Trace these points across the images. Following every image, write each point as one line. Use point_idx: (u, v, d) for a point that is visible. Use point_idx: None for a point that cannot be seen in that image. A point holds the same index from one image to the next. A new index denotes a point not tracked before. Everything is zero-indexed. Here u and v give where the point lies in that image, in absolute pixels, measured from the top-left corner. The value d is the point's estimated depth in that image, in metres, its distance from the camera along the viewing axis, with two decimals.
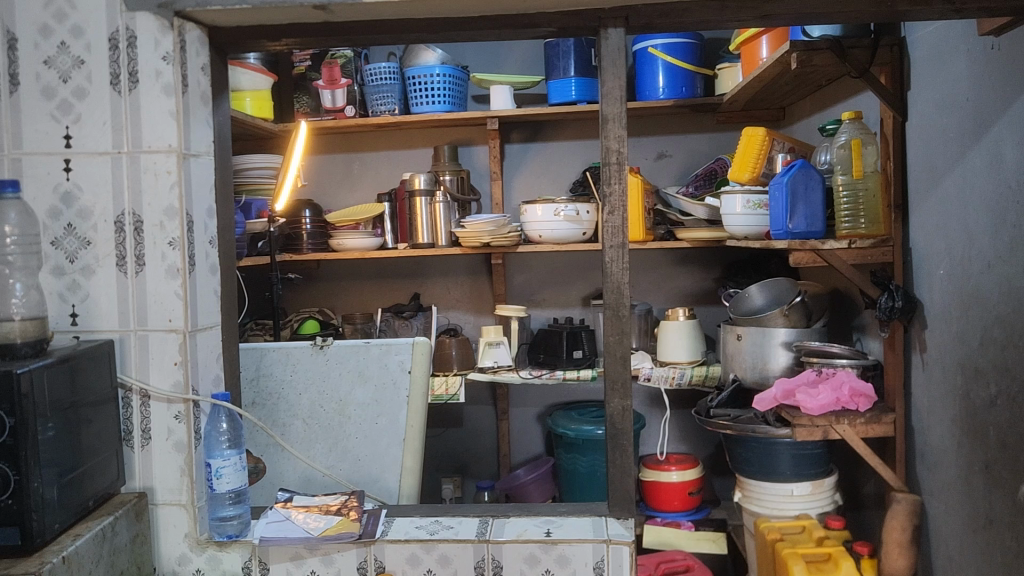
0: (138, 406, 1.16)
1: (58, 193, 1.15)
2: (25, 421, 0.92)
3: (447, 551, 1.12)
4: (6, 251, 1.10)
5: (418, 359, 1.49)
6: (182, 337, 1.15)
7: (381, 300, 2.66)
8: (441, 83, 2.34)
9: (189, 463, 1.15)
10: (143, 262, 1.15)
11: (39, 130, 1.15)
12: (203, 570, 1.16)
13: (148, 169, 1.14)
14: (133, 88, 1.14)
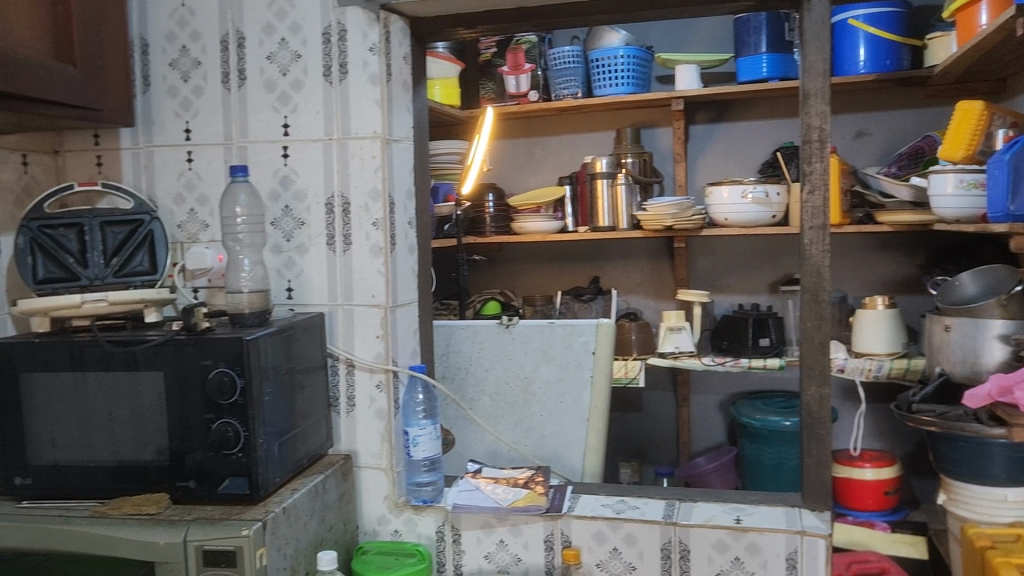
0: (345, 374, 1.25)
1: (277, 177, 1.26)
2: (252, 382, 1.02)
3: (633, 531, 1.12)
4: (236, 231, 1.24)
5: (603, 341, 1.48)
6: (384, 312, 1.22)
7: (563, 283, 2.69)
8: (626, 65, 2.32)
9: (388, 430, 1.23)
10: (350, 241, 1.23)
11: (261, 120, 1.26)
12: (401, 531, 1.23)
13: (356, 154, 1.22)
14: (343, 78, 1.22)
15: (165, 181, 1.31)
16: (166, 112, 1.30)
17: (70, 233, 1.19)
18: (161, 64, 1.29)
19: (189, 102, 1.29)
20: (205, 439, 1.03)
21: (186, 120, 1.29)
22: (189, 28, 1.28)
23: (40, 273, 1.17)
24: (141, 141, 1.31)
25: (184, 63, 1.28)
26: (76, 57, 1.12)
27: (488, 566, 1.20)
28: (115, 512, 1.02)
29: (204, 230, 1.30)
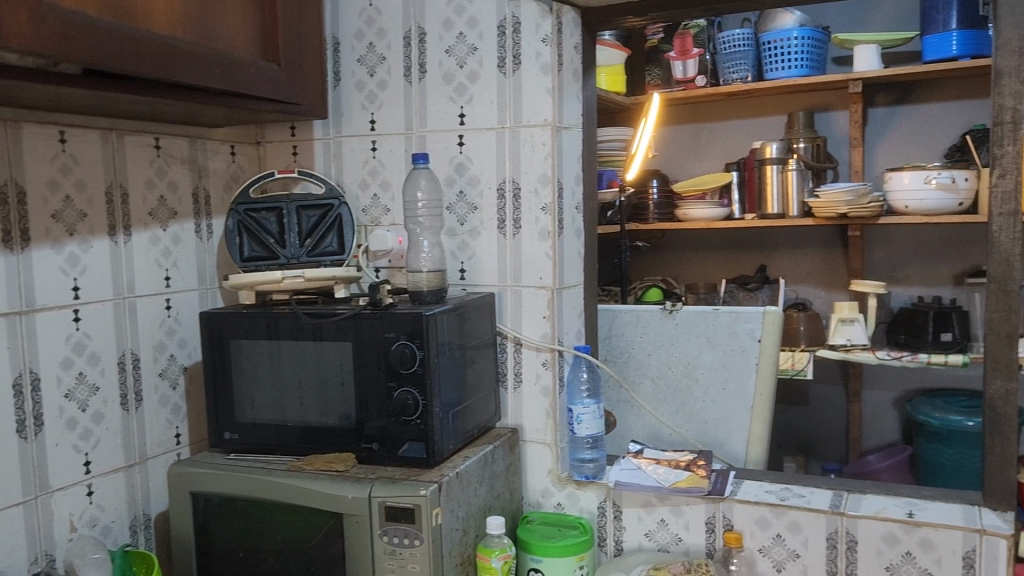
0: (513, 351, 1.30)
1: (453, 164, 1.33)
2: (431, 353, 1.10)
3: (798, 518, 1.12)
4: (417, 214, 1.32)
5: (769, 329, 1.46)
6: (551, 293, 1.27)
7: (728, 271, 2.65)
8: (800, 46, 2.25)
9: (553, 407, 1.28)
10: (520, 226, 1.29)
11: (439, 110, 1.34)
12: (563, 505, 1.28)
13: (527, 141, 1.27)
14: (516, 69, 1.27)
15: (352, 169, 1.42)
16: (354, 105, 1.41)
17: (270, 217, 1.32)
18: (351, 60, 1.40)
19: (374, 95, 1.39)
20: (387, 406, 1.12)
21: (371, 112, 1.39)
22: (376, 26, 1.38)
23: (246, 252, 1.32)
24: (331, 132, 1.43)
25: (371, 59, 1.38)
26: (280, 56, 1.23)
27: (648, 544, 1.23)
28: (309, 467, 1.13)
29: (386, 214, 1.39)
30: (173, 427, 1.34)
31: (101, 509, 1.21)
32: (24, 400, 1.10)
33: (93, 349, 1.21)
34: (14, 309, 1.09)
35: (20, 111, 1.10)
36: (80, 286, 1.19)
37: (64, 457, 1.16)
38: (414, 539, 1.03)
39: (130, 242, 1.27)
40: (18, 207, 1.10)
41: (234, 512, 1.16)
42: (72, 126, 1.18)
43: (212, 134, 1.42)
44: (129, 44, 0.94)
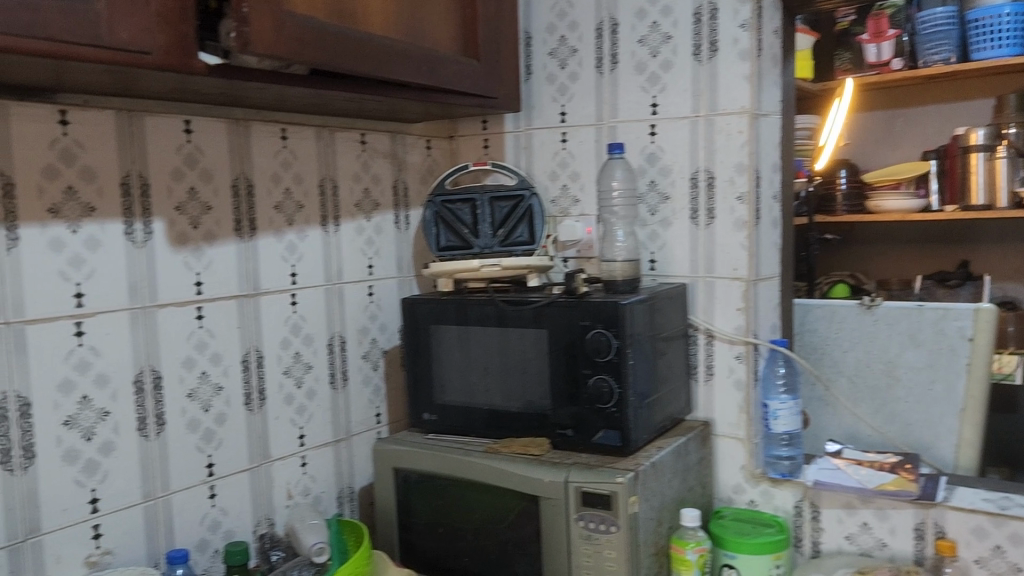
0: (704, 343, 1.29)
1: (644, 154, 1.32)
2: (627, 343, 1.10)
3: (1021, 530, 1.03)
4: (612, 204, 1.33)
5: (981, 327, 1.33)
6: (746, 285, 1.24)
7: (922, 265, 2.49)
8: (1013, 24, 2.04)
9: (746, 401, 1.25)
10: (714, 215, 1.26)
11: (631, 101, 1.33)
12: (756, 501, 1.25)
13: (723, 130, 1.24)
14: (713, 56, 1.24)
15: (542, 160, 1.44)
16: (545, 97, 1.43)
17: (465, 207, 1.36)
18: (542, 54, 1.42)
19: (565, 87, 1.40)
20: (582, 394, 1.14)
21: (562, 103, 1.41)
22: (568, 19, 1.39)
23: (442, 241, 1.37)
24: (522, 124, 1.46)
25: (562, 52, 1.40)
26: (480, 52, 1.26)
27: (849, 547, 1.18)
28: (505, 449, 1.17)
29: (575, 205, 1.41)
30: (374, 407, 1.42)
31: (313, 480, 1.31)
32: (250, 374, 1.22)
33: (308, 330, 1.30)
34: (243, 292, 1.21)
35: (249, 112, 1.21)
36: (297, 272, 1.29)
37: (283, 430, 1.26)
38: (610, 525, 1.04)
39: (339, 232, 1.35)
40: (248, 198, 1.22)
41: (434, 490, 1.22)
42: (292, 124, 1.28)
43: (411, 129, 1.49)
44: (353, 46, 1.00)
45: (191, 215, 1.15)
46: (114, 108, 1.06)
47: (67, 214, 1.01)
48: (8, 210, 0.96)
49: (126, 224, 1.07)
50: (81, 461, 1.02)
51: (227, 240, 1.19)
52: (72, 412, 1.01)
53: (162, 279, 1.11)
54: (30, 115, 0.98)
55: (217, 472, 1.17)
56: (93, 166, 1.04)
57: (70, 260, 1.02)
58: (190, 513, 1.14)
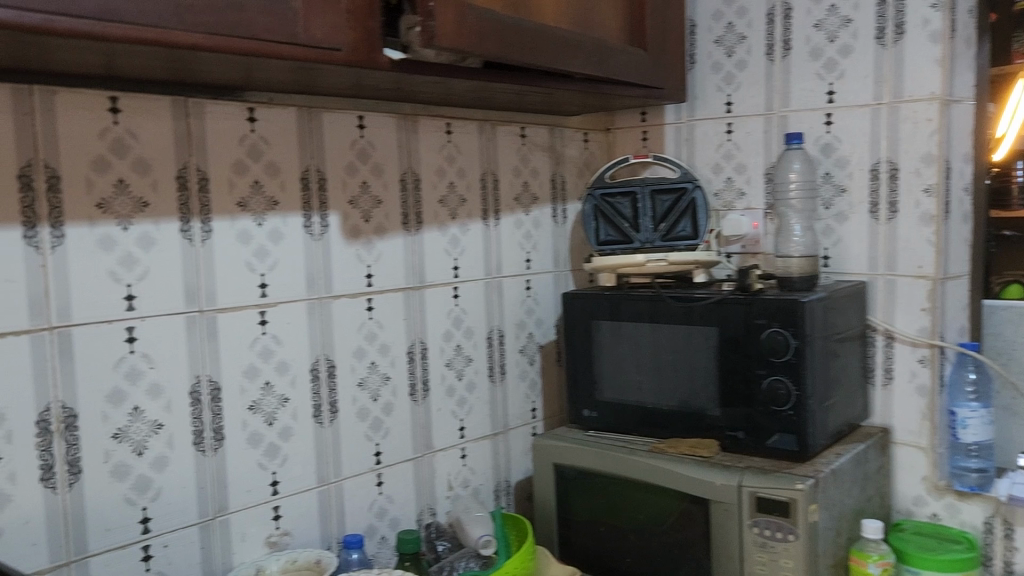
0: (883, 345, 1.21)
1: (819, 144, 1.26)
2: (806, 343, 1.05)
3: None
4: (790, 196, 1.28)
5: None
6: (932, 283, 1.16)
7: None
8: None
9: (931, 408, 1.17)
10: (897, 209, 1.19)
11: (805, 89, 1.27)
12: (940, 516, 1.17)
13: (909, 118, 1.16)
14: (899, 39, 1.17)
15: (705, 152, 1.40)
16: (710, 87, 1.38)
17: (626, 201, 1.33)
18: (708, 42, 1.38)
19: (733, 76, 1.35)
20: (756, 395, 1.09)
21: (727, 93, 1.36)
22: (736, 5, 1.34)
23: (602, 235, 1.35)
24: (684, 116, 1.42)
25: (730, 39, 1.35)
26: (647, 41, 1.24)
27: None
28: (672, 450, 1.14)
29: (741, 198, 1.36)
30: (530, 402, 1.42)
31: (472, 472, 1.32)
32: (415, 365, 1.24)
33: (469, 323, 1.31)
34: (410, 284, 1.23)
35: (417, 107, 1.23)
36: (460, 265, 1.30)
37: (444, 421, 1.28)
38: (787, 534, 0.99)
39: (500, 226, 1.35)
40: (415, 192, 1.23)
41: (596, 488, 1.20)
42: (457, 119, 1.29)
43: (569, 122, 1.47)
44: (529, 38, 1.00)
45: (364, 209, 1.17)
46: (296, 104, 1.10)
47: (253, 207, 1.06)
48: (202, 203, 1.01)
49: (305, 218, 1.11)
50: (264, 444, 1.07)
51: (396, 234, 1.21)
52: (256, 397, 1.06)
53: (337, 271, 1.15)
54: (223, 113, 1.03)
55: (384, 461, 1.20)
56: (276, 162, 1.08)
57: (255, 252, 1.06)
58: (359, 500, 1.17)
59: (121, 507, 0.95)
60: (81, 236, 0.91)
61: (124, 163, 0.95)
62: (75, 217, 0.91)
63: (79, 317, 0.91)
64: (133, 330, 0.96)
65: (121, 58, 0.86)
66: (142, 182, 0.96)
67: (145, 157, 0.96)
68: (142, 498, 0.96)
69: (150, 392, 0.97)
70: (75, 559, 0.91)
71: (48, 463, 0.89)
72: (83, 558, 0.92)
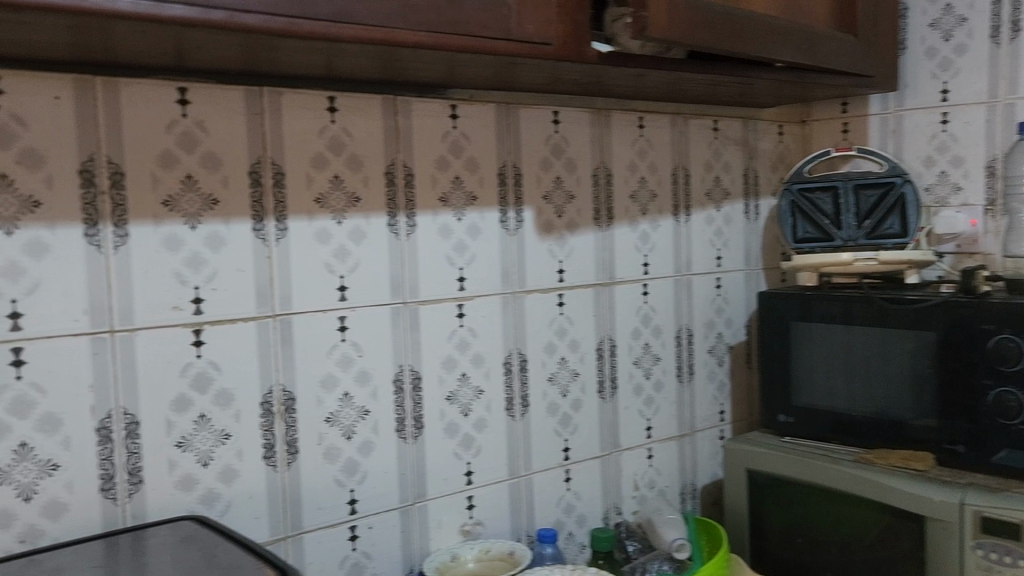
0: None
1: None
2: None
3: None
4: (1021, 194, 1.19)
5: None
6: None
7: None
8: None
9: None
10: None
11: None
12: None
13: None
14: None
15: (915, 144, 1.31)
16: (923, 75, 1.29)
17: (826, 196, 1.26)
18: (922, 26, 1.29)
19: (950, 62, 1.26)
20: (979, 407, 1.01)
21: (944, 80, 1.26)
22: None
23: (800, 233, 1.28)
24: (892, 106, 1.33)
25: (948, 22, 1.26)
26: (857, 27, 1.17)
27: None
28: (881, 461, 1.07)
29: (957, 193, 1.27)
30: (718, 404, 1.38)
31: (659, 473, 1.29)
32: (604, 362, 1.23)
33: (657, 321, 1.29)
34: (600, 281, 1.22)
35: (610, 101, 1.22)
36: (649, 262, 1.27)
37: (631, 419, 1.26)
38: (1018, 559, 0.91)
39: (690, 222, 1.32)
40: (607, 187, 1.22)
41: (793, 497, 1.15)
42: (650, 112, 1.26)
43: (763, 115, 1.42)
44: (739, 26, 0.96)
45: (557, 204, 1.17)
46: (495, 101, 1.11)
47: (454, 202, 1.08)
48: (408, 199, 1.04)
49: (502, 213, 1.12)
50: (460, 435, 1.09)
51: (588, 230, 1.20)
52: (453, 388, 1.09)
53: (531, 266, 1.15)
54: (428, 110, 1.06)
55: (572, 457, 1.20)
56: (476, 158, 1.10)
57: (455, 246, 1.08)
58: (549, 495, 1.17)
59: (331, 487, 1.00)
60: (301, 230, 0.97)
61: (340, 160, 0.99)
62: (296, 212, 0.96)
63: (298, 306, 0.97)
64: (344, 320, 1.00)
65: (339, 59, 0.90)
66: (354, 178, 1.00)
67: (357, 154, 1.00)
68: (350, 480, 1.01)
69: (358, 379, 1.01)
70: (291, 534, 0.97)
71: (270, 442, 0.95)
72: (298, 534, 0.97)
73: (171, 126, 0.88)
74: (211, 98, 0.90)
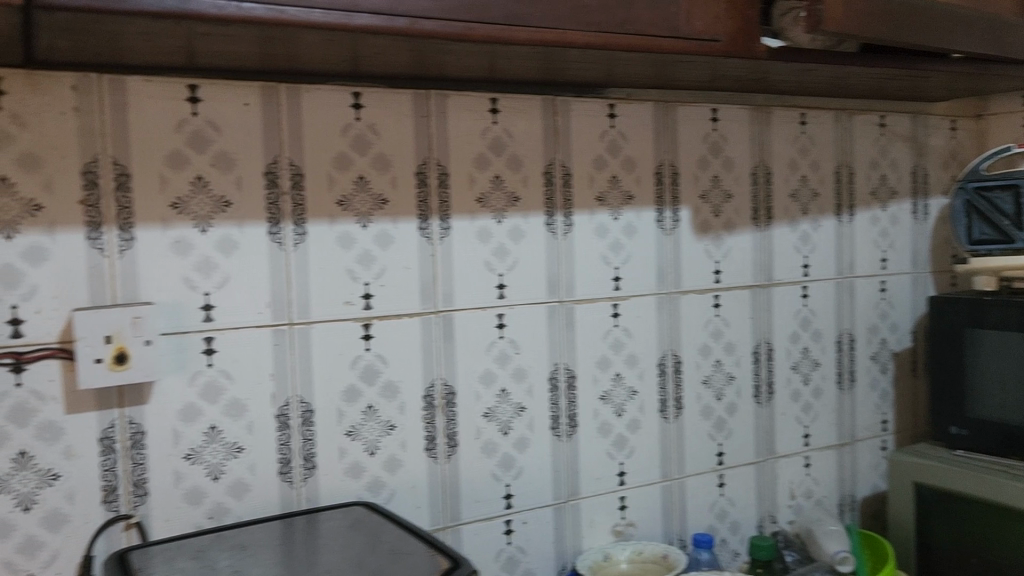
0: None
1: None
2: None
3: None
4: None
5: None
6: None
7: None
8: None
9: None
10: None
11: None
12: None
13: None
14: None
15: None
16: None
17: (1007, 196, 1.17)
18: None
19: None
20: None
21: None
22: None
23: (975, 234, 1.21)
24: None
25: None
26: None
27: None
28: None
29: None
30: (880, 413, 1.32)
31: (816, 482, 1.25)
32: (761, 366, 1.20)
33: (817, 325, 1.24)
34: (758, 282, 1.19)
35: (770, 98, 1.19)
36: (810, 263, 1.23)
37: (788, 426, 1.22)
38: None
39: (854, 222, 1.27)
40: (766, 186, 1.19)
41: (968, 514, 1.08)
42: (812, 108, 1.22)
43: (933, 109, 1.34)
44: (919, 16, 0.91)
45: (714, 203, 1.15)
46: (653, 99, 1.10)
47: (611, 202, 1.08)
48: (566, 198, 1.05)
49: (658, 213, 1.11)
50: (613, 435, 1.09)
51: (745, 230, 1.18)
52: (607, 388, 1.09)
53: (687, 266, 1.14)
54: (587, 110, 1.06)
55: (726, 461, 1.17)
56: (633, 157, 1.09)
57: (611, 245, 1.08)
58: (702, 498, 1.16)
59: (488, 481, 1.02)
60: (464, 229, 0.99)
61: (501, 161, 1.01)
62: (459, 211, 0.99)
63: (460, 303, 0.99)
64: (503, 317, 1.02)
65: (502, 63, 0.92)
66: (515, 178, 1.02)
67: (518, 154, 1.02)
68: (506, 475, 1.03)
69: (515, 375, 1.03)
70: (451, 525, 0.99)
71: (432, 434, 0.98)
72: (457, 525, 1.00)
73: (346, 129, 0.92)
74: (382, 101, 0.94)
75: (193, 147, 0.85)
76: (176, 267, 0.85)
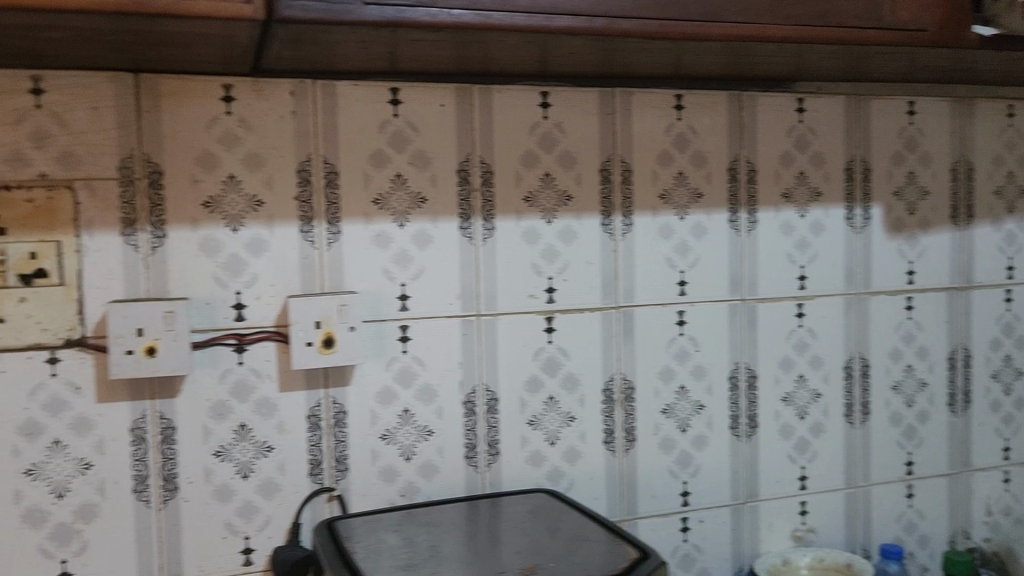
0: None
1: None
2: None
3: None
4: None
5: None
6: None
7: None
8: None
9: None
10: None
11: None
12: None
13: None
14: None
15: None
16: None
17: None
18: None
19: None
20: None
21: None
22: None
23: None
24: None
25: None
26: None
27: None
28: None
29: None
30: None
31: (1016, 499, 1.17)
32: (957, 373, 1.13)
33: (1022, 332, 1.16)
34: (956, 284, 1.12)
35: (974, 89, 1.12)
36: (1014, 265, 1.15)
37: (986, 437, 1.15)
38: None
39: None
40: (967, 182, 1.12)
41: None
42: (1020, 99, 1.14)
43: None
44: None
45: (909, 201, 1.10)
46: (845, 92, 1.06)
47: (798, 199, 1.05)
48: (750, 195, 1.04)
49: (847, 210, 1.07)
50: (795, 438, 1.07)
51: (943, 229, 1.11)
52: (790, 390, 1.06)
53: (879, 266, 1.09)
54: (774, 105, 1.04)
55: (915, 472, 1.12)
56: (823, 153, 1.06)
57: (797, 244, 1.06)
58: (888, 508, 1.11)
59: (666, 478, 1.02)
60: (646, 225, 1.00)
61: (685, 157, 1.01)
62: (642, 207, 1.00)
63: (641, 299, 1.00)
64: (683, 314, 1.02)
65: (690, 60, 0.92)
66: (698, 174, 1.02)
67: (703, 151, 1.01)
68: (684, 473, 1.03)
69: (695, 373, 1.03)
70: (628, 518, 1.00)
71: (610, 428, 1.00)
72: (634, 518, 1.01)
73: (534, 127, 0.95)
74: (570, 100, 0.96)
75: (393, 147, 0.91)
76: (377, 259, 0.91)
